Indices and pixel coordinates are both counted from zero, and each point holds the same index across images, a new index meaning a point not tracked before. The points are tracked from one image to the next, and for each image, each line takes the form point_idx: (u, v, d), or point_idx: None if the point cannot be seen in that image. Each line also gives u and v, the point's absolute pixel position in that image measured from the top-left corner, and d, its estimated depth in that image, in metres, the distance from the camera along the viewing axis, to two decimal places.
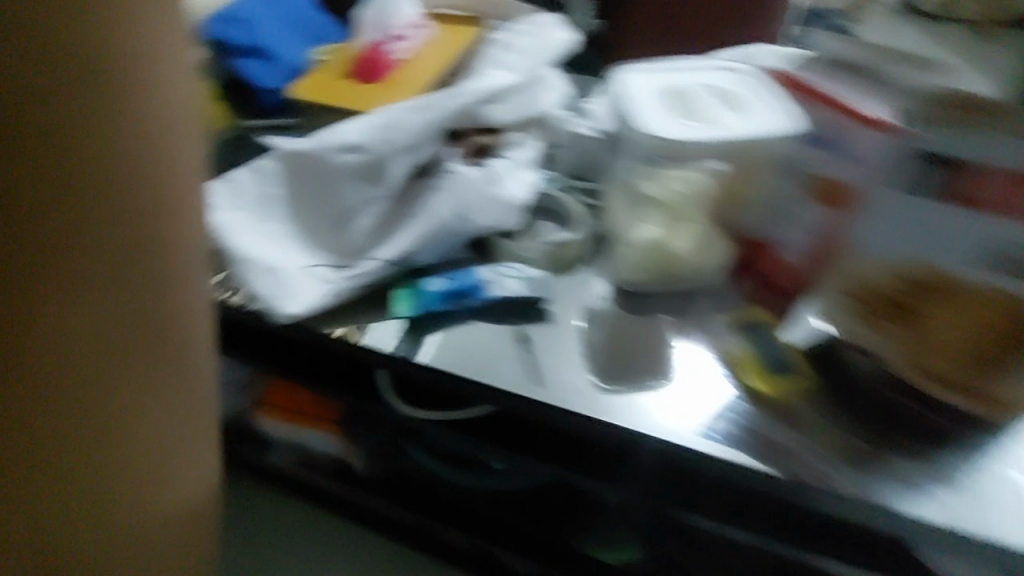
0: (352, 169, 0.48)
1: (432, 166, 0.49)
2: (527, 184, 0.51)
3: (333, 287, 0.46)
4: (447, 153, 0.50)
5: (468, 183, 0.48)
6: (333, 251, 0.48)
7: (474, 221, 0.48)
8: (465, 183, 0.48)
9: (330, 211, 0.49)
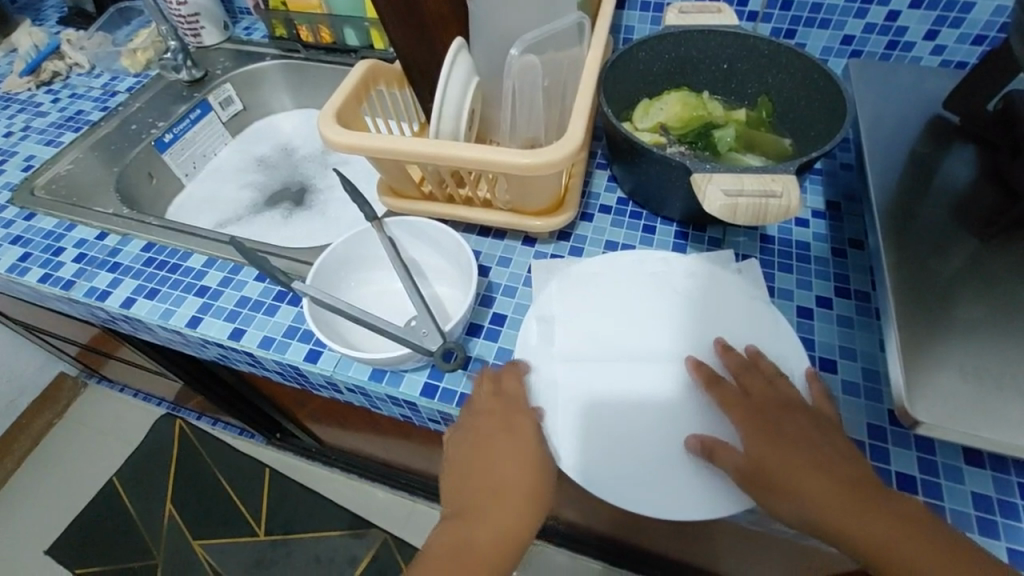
0: (609, 412, 0.47)
1: (595, 380, 0.49)
2: (585, 348, 0.51)
3: (580, 444, 0.46)
4: (642, 424, 0.47)
5: (585, 391, 0.48)
6: (574, 446, 0.46)
7: (587, 442, 0.46)
8: (572, 393, 0.48)
9: (606, 348, 0.51)
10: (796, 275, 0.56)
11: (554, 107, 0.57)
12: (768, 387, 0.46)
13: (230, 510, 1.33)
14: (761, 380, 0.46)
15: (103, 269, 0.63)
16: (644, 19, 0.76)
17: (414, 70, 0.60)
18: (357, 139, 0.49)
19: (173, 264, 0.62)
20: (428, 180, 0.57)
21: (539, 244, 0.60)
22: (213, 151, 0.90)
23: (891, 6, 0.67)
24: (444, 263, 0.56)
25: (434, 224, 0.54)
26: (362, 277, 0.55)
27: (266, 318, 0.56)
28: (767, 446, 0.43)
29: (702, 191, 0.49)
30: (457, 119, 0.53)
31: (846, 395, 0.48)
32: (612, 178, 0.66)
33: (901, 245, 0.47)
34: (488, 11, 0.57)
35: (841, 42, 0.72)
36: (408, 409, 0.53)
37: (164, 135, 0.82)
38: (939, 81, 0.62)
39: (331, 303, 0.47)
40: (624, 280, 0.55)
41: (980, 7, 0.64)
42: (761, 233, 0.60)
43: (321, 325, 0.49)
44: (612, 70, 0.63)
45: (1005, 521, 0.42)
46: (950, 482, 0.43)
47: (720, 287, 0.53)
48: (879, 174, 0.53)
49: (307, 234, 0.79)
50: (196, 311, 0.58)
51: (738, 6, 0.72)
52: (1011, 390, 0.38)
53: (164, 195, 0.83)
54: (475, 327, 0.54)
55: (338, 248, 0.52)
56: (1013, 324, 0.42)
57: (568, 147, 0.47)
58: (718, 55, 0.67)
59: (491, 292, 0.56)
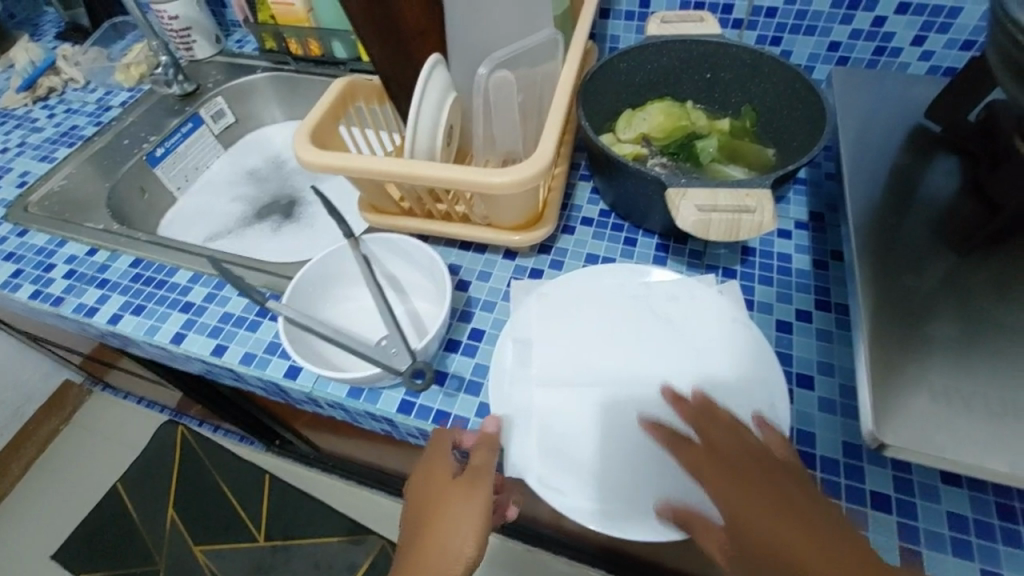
0: (582, 431, 0.48)
1: (568, 401, 0.49)
2: (559, 368, 0.51)
3: (549, 466, 0.46)
4: (614, 446, 0.47)
5: (557, 411, 0.49)
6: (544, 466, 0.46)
7: (557, 463, 0.46)
8: (545, 414, 0.48)
9: (580, 368, 0.51)
10: (775, 288, 0.56)
11: (532, 122, 0.58)
12: (716, 413, 0.45)
13: (231, 515, 1.35)
14: (712, 418, 0.45)
15: (92, 285, 0.64)
16: (629, 28, 0.76)
17: (394, 85, 0.60)
18: (330, 158, 0.49)
19: (159, 280, 0.63)
20: (406, 196, 0.58)
21: (518, 258, 0.60)
22: (204, 163, 0.91)
23: (877, 12, 0.66)
24: (421, 280, 0.56)
25: (410, 243, 0.54)
26: (340, 295, 0.55)
27: (247, 334, 0.57)
28: (706, 482, 0.42)
29: (676, 206, 0.49)
30: (433, 133, 0.53)
31: (822, 411, 0.48)
32: (594, 190, 0.66)
33: (877, 261, 0.47)
34: (466, 27, 0.57)
35: (827, 48, 0.71)
36: (386, 424, 0.53)
37: (155, 149, 0.83)
38: (924, 89, 0.61)
39: (302, 320, 0.47)
40: (599, 297, 0.55)
41: (967, 13, 0.63)
42: (742, 246, 0.59)
43: (295, 341, 0.50)
44: (593, 82, 0.63)
45: (980, 542, 0.41)
46: (923, 503, 0.43)
47: (696, 306, 0.53)
48: (857, 187, 0.53)
49: (294, 247, 0.80)
50: (180, 327, 0.59)
51: (723, 14, 0.72)
52: (983, 409, 0.38)
53: (156, 209, 0.84)
54: (451, 344, 0.54)
55: (314, 267, 0.52)
56: (987, 341, 0.41)
57: (540, 164, 0.47)
58: (701, 65, 0.67)
59: (469, 306, 0.57)
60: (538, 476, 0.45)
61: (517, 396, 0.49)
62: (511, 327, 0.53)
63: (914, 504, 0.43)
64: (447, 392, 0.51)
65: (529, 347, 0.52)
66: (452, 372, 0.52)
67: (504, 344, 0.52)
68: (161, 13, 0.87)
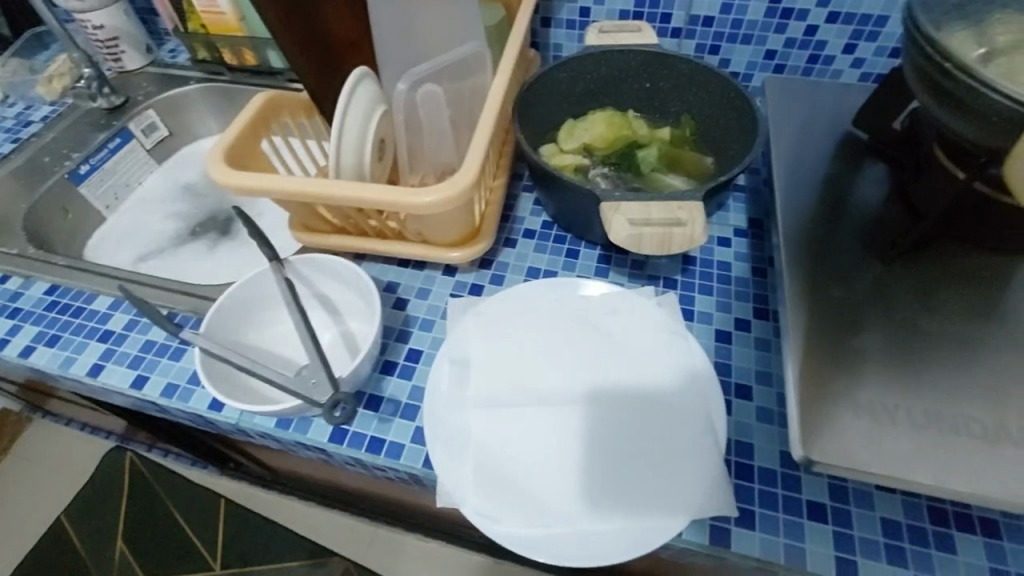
0: (521, 453, 0.46)
1: (507, 422, 0.48)
2: (497, 388, 0.49)
3: (487, 491, 0.44)
4: (554, 467, 0.45)
5: (495, 434, 0.47)
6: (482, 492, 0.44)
7: (495, 487, 0.45)
8: (483, 437, 0.47)
9: (520, 387, 0.49)
10: (716, 297, 0.56)
11: (466, 135, 0.56)
12: None
13: (185, 544, 1.29)
14: None
15: (3, 315, 0.60)
16: (571, 36, 0.76)
17: (322, 101, 0.57)
18: (248, 179, 0.47)
19: (77, 307, 0.60)
20: (337, 214, 0.55)
21: (458, 273, 0.59)
22: (137, 180, 0.87)
23: (809, 21, 0.67)
24: (354, 300, 0.54)
25: (340, 263, 0.52)
26: (268, 319, 0.53)
27: (171, 363, 0.54)
28: None
29: (608, 220, 0.48)
30: (362, 148, 0.51)
31: (760, 422, 0.47)
32: (537, 201, 0.65)
33: (808, 270, 0.47)
34: (396, 38, 0.56)
35: (764, 56, 0.72)
36: (319, 453, 0.50)
37: (79, 166, 0.79)
38: (854, 96, 0.62)
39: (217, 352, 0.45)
40: (539, 313, 0.53)
41: (893, 21, 0.65)
42: (683, 255, 0.59)
43: (214, 373, 0.48)
44: (530, 92, 0.62)
45: (913, 547, 0.42)
46: (859, 510, 0.43)
47: (633, 318, 0.52)
48: (790, 196, 0.53)
49: (232, 266, 0.76)
50: (98, 358, 0.55)
51: (661, 23, 0.72)
52: (909, 418, 0.38)
53: (84, 230, 0.80)
54: (387, 366, 0.52)
55: (236, 291, 0.50)
56: (913, 348, 0.42)
57: (467, 180, 0.45)
58: (639, 74, 0.67)
59: (406, 326, 0.55)
60: (475, 503, 0.44)
61: (454, 419, 0.48)
62: (448, 347, 0.51)
63: (850, 512, 0.43)
64: (381, 418, 0.49)
65: (467, 367, 0.50)
66: (387, 396, 0.50)
67: (441, 364, 0.50)
68: (84, 22, 0.82)
